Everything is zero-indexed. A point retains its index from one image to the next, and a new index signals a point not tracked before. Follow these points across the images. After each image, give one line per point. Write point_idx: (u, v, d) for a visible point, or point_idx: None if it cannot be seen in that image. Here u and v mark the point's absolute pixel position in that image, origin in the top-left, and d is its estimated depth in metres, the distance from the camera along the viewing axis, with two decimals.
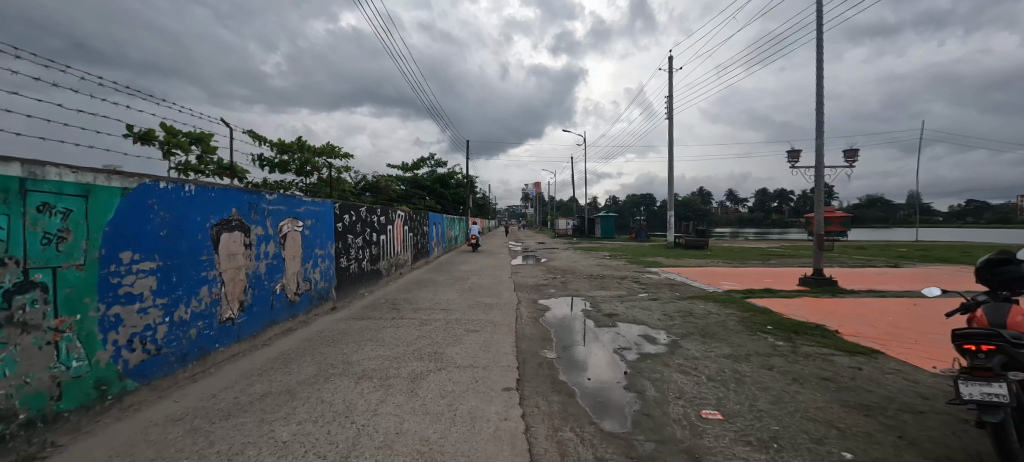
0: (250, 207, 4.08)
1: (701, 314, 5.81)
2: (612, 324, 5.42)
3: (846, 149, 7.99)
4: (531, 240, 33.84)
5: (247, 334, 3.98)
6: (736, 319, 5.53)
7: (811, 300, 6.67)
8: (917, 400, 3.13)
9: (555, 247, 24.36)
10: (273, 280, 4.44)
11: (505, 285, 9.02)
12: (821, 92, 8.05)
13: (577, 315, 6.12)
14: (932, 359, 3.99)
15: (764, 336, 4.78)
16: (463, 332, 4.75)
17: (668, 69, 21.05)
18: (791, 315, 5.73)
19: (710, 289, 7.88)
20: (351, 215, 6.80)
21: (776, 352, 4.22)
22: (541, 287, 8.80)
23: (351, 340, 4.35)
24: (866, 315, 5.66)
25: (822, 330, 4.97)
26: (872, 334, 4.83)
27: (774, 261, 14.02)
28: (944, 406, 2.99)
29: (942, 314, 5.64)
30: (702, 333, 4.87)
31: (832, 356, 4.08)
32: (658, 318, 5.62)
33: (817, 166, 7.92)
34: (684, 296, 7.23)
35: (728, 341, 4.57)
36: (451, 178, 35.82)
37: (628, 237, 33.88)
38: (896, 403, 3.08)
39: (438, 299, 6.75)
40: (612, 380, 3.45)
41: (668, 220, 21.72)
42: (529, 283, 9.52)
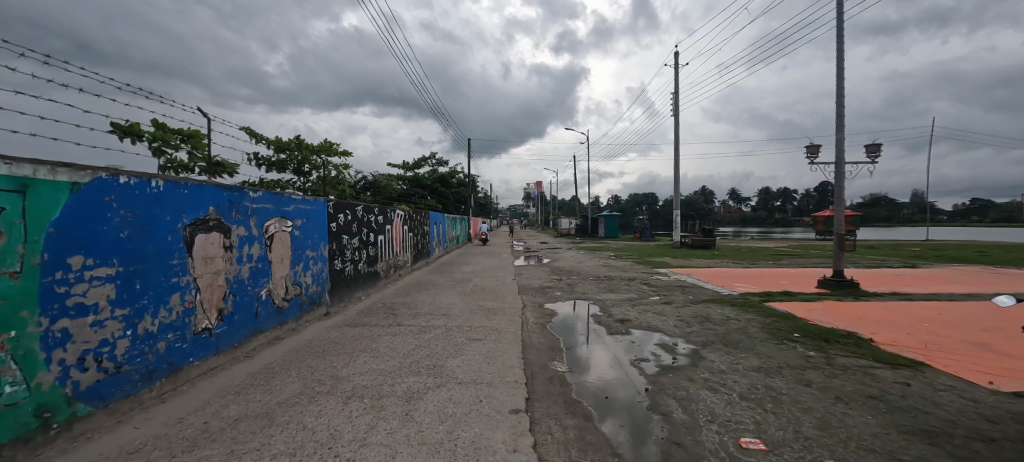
0: (230, 205, 3.72)
1: (720, 320, 5.41)
2: (625, 332, 5.03)
3: (869, 144, 7.56)
4: (534, 240, 33.46)
5: (226, 345, 3.61)
6: (759, 326, 5.13)
7: (835, 303, 6.26)
8: (985, 424, 2.73)
9: (558, 247, 23.97)
10: (257, 285, 4.08)
11: (509, 288, 8.63)
12: (841, 84, 7.64)
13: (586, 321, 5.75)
14: (986, 372, 3.58)
15: (792, 346, 4.39)
16: (465, 342, 4.37)
17: (673, 65, 20.61)
18: (817, 321, 5.32)
19: (725, 291, 7.48)
20: (346, 215, 6.44)
21: (810, 365, 3.81)
22: (547, 289, 8.42)
23: (343, 351, 3.97)
24: (899, 321, 5.25)
25: (855, 338, 4.57)
26: (910, 343, 4.43)
27: (786, 261, 13.57)
28: (1019, 432, 2.59)
29: (981, 321, 5.23)
30: (724, 342, 4.48)
31: (874, 370, 3.68)
32: (674, 325, 5.24)
33: (838, 162, 7.51)
34: (698, 300, 6.84)
35: (754, 351, 4.17)
36: (453, 177, 35.44)
37: (632, 237, 33.41)
38: (963, 428, 2.68)
39: (438, 303, 6.36)
40: (633, 399, 3.08)
41: (674, 219, 21.30)
42: (534, 285, 9.13)
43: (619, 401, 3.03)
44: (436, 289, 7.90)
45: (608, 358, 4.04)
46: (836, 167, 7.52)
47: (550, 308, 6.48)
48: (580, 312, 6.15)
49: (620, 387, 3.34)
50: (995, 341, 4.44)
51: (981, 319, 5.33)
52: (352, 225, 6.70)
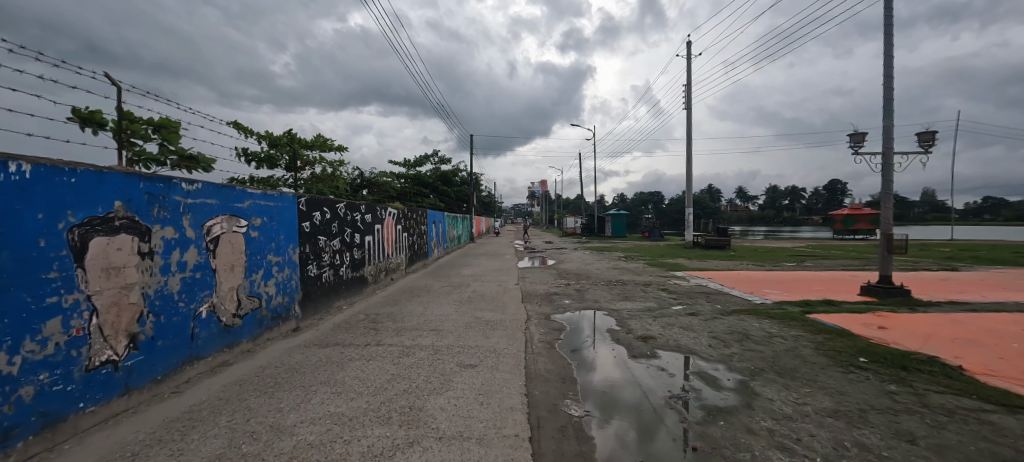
0: (150, 200, 2.91)
1: (762, 339, 4.51)
2: (650, 354, 4.17)
3: (924, 131, 6.58)
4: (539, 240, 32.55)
5: (141, 381, 2.80)
6: (812, 347, 4.23)
7: (892, 316, 5.35)
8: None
9: (564, 247, 23.10)
10: (193, 301, 3.26)
11: (512, 295, 7.78)
12: (889, 64, 6.70)
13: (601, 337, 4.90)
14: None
15: (865, 376, 3.49)
16: (454, 369, 3.52)
17: (686, 55, 19.60)
18: (879, 340, 4.43)
19: (758, 300, 6.56)
20: (323, 212, 5.62)
21: (902, 410, 2.90)
22: (554, 297, 7.56)
23: (298, 384, 3.14)
24: (981, 341, 4.32)
25: (937, 365, 3.67)
26: (1013, 372, 3.52)
27: (810, 263, 12.57)
28: None
29: None
30: (777, 371, 3.58)
31: (989, 416, 2.78)
32: (708, 344, 4.35)
33: (888, 151, 6.55)
34: (729, 311, 5.92)
35: (822, 388, 3.26)
36: (456, 175, 34.67)
37: (640, 237, 32.41)
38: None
39: (428, 317, 5.51)
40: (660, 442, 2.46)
41: (686, 218, 20.34)
42: (539, 291, 8.27)
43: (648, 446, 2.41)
44: (429, 296, 7.05)
45: (611, 356, 4.11)
46: (885, 157, 6.56)
47: (559, 320, 5.60)
48: (593, 326, 5.30)
49: (626, 386, 3.37)
50: None
51: None
52: (331, 224, 5.85)
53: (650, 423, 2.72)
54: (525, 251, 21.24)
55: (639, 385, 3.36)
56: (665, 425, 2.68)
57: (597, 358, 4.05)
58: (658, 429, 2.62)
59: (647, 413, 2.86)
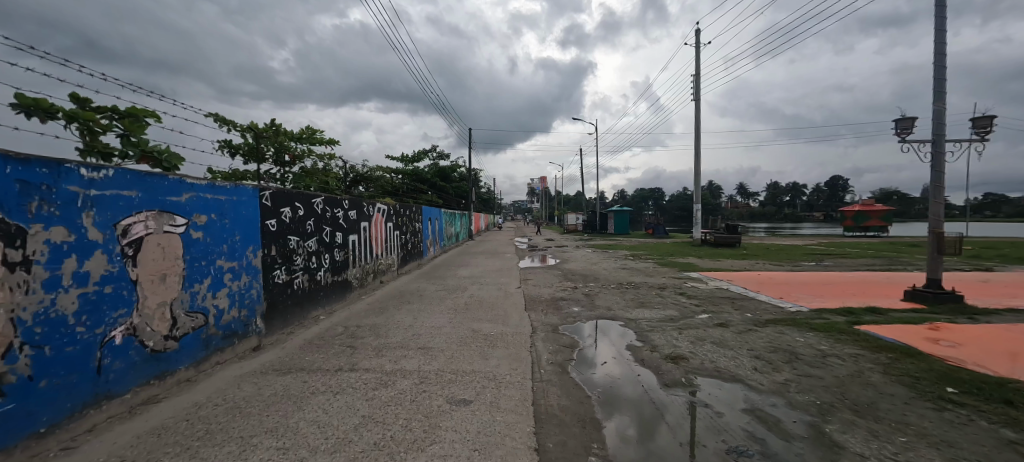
0: (30, 189, 2.12)
1: (816, 361, 3.78)
2: (685, 381, 3.43)
3: (981, 115, 5.77)
4: (540, 237, 31.77)
5: (12, 439, 2.02)
6: (880, 372, 3.49)
7: (955, 328, 4.57)
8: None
9: (566, 245, 22.32)
10: (99, 325, 2.50)
11: (515, 301, 7.06)
12: (941, 40, 5.91)
13: (621, 355, 4.18)
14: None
15: (968, 417, 2.72)
16: (442, 408, 2.76)
17: (696, 44, 18.74)
18: (952, 361, 3.64)
19: (792, 309, 5.85)
20: (296, 209, 4.86)
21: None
22: (560, 304, 6.81)
23: (232, 436, 2.37)
24: None
25: None
26: None
27: (830, 262, 11.79)
28: None
29: None
30: (853, 410, 2.81)
31: None
32: (753, 369, 3.64)
33: (940, 138, 5.76)
34: (763, 323, 5.21)
35: (921, 437, 2.50)
36: (455, 171, 33.88)
37: (644, 234, 31.68)
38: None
39: (419, 334, 4.75)
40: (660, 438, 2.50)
41: (694, 215, 19.58)
42: (544, 297, 7.55)
43: (650, 442, 2.44)
44: (423, 305, 6.31)
45: (613, 353, 4.21)
46: (937, 145, 5.77)
47: (572, 334, 4.88)
48: (609, 342, 4.59)
49: (626, 383, 3.45)
50: None
51: None
52: (306, 222, 5.09)
53: (651, 420, 2.76)
54: (525, 249, 20.45)
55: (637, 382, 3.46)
56: (666, 421, 2.73)
57: (599, 356, 4.12)
58: (658, 425, 2.68)
59: (647, 410, 2.91)
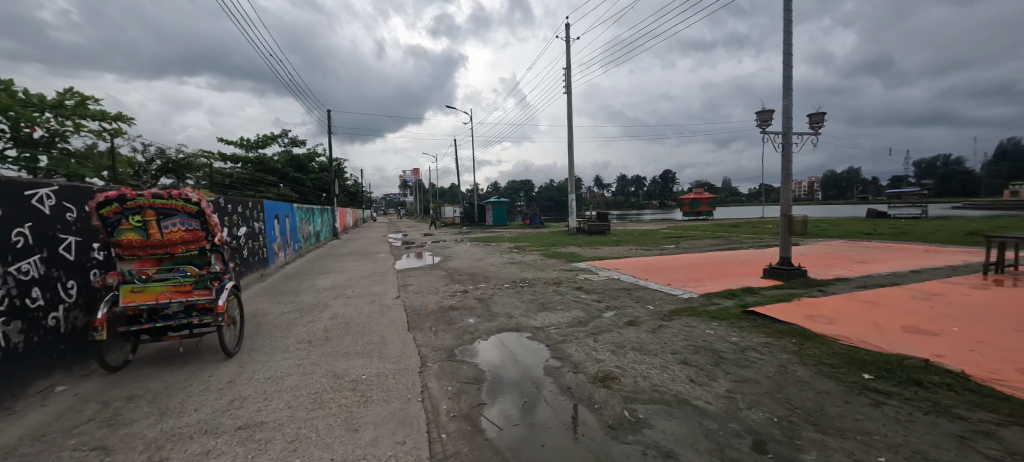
0: None
1: (739, 359, 3.74)
2: (629, 414, 2.95)
3: (813, 112, 6.65)
4: (418, 232, 29.84)
5: None
6: (799, 365, 3.41)
7: (820, 303, 4.99)
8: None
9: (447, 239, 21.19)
10: None
11: (396, 319, 5.65)
12: (787, 41, 6.56)
13: (535, 370, 3.95)
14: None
15: (892, 405, 2.63)
16: None
17: (565, 37, 19.37)
18: (842, 341, 3.76)
19: (685, 296, 6.20)
20: None
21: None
22: (452, 319, 5.71)
23: None
24: (925, 327, 3.87)
25: (941, 374, 2.90)
26: (993, 365, 2.94)
27: (683, 245, 13.43)
28: None
29: (983, 309, 4.30)
30: (813, 427, 2.52)
31: None
32: (690, 381, 3.43)
33: (788, 131, 6.46)
34: (668, 314, 5.40)
35: (888, 450, 2.19)
36: (314, 160, 29.17)
37: (521, 224, 32.48)
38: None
39: (251, 403, 3.25)
40: (545, 419, 2.94)
41: (568, 205, 20.56)
42: (431, 307, 6.29)
43: (533, 420, 2.92)
44: (270, 349, 4.48)
45: (507, 362, 4.15)
46: (786, 138, 6.47)
47: (472, 359, 4.24)
48: (521, 363, 4.12)
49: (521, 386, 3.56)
50: None
51: (993, 311, 4.19)
52: None
53: (532, 398, 3.31)
54: (403, 246, 18.52)
55: (534, 385, 3.58)
56: (545, 397, 3.31)
57: (518, 389, 3.48)
58: (539, 402, 3.23)
59: (528, 389, 3.49)
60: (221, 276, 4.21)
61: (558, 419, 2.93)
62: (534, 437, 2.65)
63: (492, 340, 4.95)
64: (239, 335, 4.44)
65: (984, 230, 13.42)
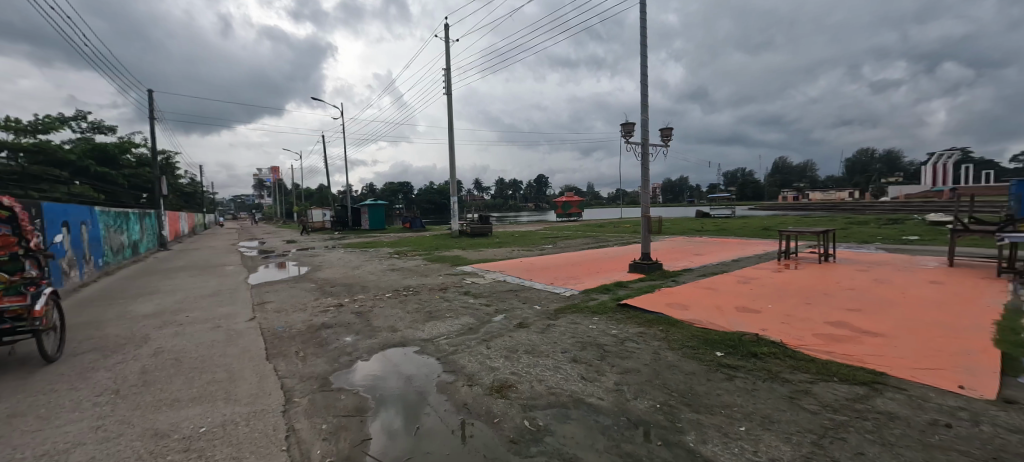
0: None
1: (621, 350, 4.03)
2: (528, 424, 2.85)
3: (663, 128, 7.85)
4: (278, 239, 25.74)
5: None
6: (669, 351, 3.82)
7: (676, 292, 5.82)
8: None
9: (315, 247, 18.73)
10: None
11: (250, 348, 4.65)
12: (643, 66, 7.60)
13: (422, 379, 3.78)
14: (932, 367, 2.75)
15: (741, 378, 3.09)
16: None
17: (445, 38, 19.16)
18: (697, 324, 4.40)
19: (567, 293, 6.56)
20: None
21: (844, 413, 2.35)
22: (325, 341, 4.90)
23: None
24: (750, 306, 4.82)
25: (768, 344, 3.58)
26: (799, 334, 3.74)
27: (559, 244, 14.52)
28: None
29: (780, 288, 5.58)
30: (689, 407, 2.78)
31: (876, 386, 2.58)
32: (582, 378, 3.53)
33: (645, 143, 7.46)
34: (554, 313, 5.61)
35: (745, 417, 2.52)
36: (122, 149, 22.60)
37: (402, 228, 30.89)
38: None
39: None
40: (429, 425, 2.89)
41: (452, 208, 20.34)
42: (300, 327, 5.49)
43: (416, 427, 2.86)
44: (45, 410, 3.08)
45: (394, 381, 3.75)
46: (644, 149, 7.46)
47: (351, 386, 3.63)
48: (410, 379, 3.79)
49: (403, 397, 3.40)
50: (845, 317, 4.11)
51: (786, 290, 5.48)
52: None
53: (415, 405, 3.23)
54: (257, 256, 15.64)
55: (424, 404, 3.24)
56: (427, 403, 3.25)
57: (408, 412, 3.11)
58: (423, 409, 3.16)
59: (412, 397, 3.38)
60: (37, 282, 3.96)
61: (444, 425, 2.89)
62: (420, 446, 2.59)
63: (379, 356, 4.49)
64: (59, 341, 4.27)
65: (762, 226, 18.00)
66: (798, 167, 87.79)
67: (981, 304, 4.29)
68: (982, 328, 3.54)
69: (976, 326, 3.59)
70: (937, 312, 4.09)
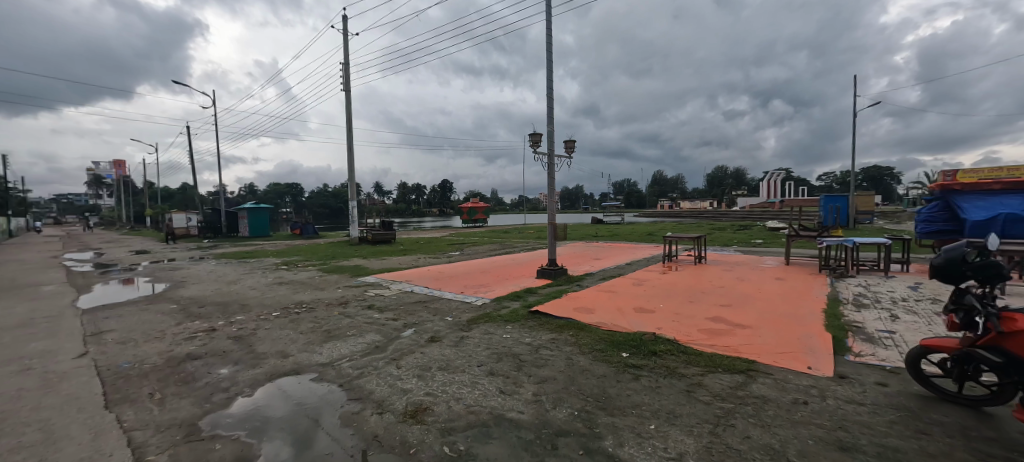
0: None
1: (537, 359, 4.08)
2: (446, 449, 2.66)
3: (567, 141, 8.36)
4: (117, 249, 20.68)
5: None
6: (581, 355, 3.98)
7: (581, 296, 6.18)
8: (975, 422, 2.28)
9: (173, 258, 15.50)
10: None
11: (76, 396, 3.59)
12: (550, 80, 8.00)
13: (320, 403, 3.45)
14: (788, 353, 3.40)
15: (645, 376, 3.34)
16: None
17: (343, 30, 17.74)
18: (604, 327, 4.70)
19: (478, 302, 6.47)
20: None
21: (730, 400, 2.70)
22: (190, 378, 4.01)
23: None
24: (645, 307, 5.33)
25: (665, 342, 3.97)
26: (688, 331, 4.24)
27: (468, 251, 14.43)
28: (941, 412, 2.40)
29: (668, 289, 6.31)
30: (604, 410, 2.89)
31: (752, 374, 3.04)
32: (500, 393, 3.44)
33: (551, 154, 7.84)
34: (467, 324, 5.47)
35: (653, 415, 2.70)
36: None
37: (290, 235, 27.52)
38: (994, 443, 2.06)
39: None
40: (321, 450, 2.69)
41: (351, 212, 18.77)
42: (153, 363, 4.47)
43: (307, 454, 2.65)
44: None
45: (284, 414, 3.27)
46: (551, 159, 7.83)
47: (228, 431, 2.98)
48: (305, 408, 3.35)
49: (293, 423, 3.10)
50: (720, 312, 4.81)
51: (672, 290, 6.21)
52: None
53: (307, 433, 2.95)
54: (84, 272, 12.29)
55: (325, 439, 2.85)
56: (322, 428, 3.00)
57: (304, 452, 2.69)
58: (316, 434, 2.92)
59: (303, 422, 3.10)
60: None
61: (343, 450, 2.68)
62: None
63: (268, 385, 3.89)
64: None
65: (646, 232, 20.34)
66: (672, 180, 102.27)
67: (809, 296, 5.42)
68: (813, 316, 4.46)
69: (809, 314, 4.51)
70: (782, 304, 5.04)
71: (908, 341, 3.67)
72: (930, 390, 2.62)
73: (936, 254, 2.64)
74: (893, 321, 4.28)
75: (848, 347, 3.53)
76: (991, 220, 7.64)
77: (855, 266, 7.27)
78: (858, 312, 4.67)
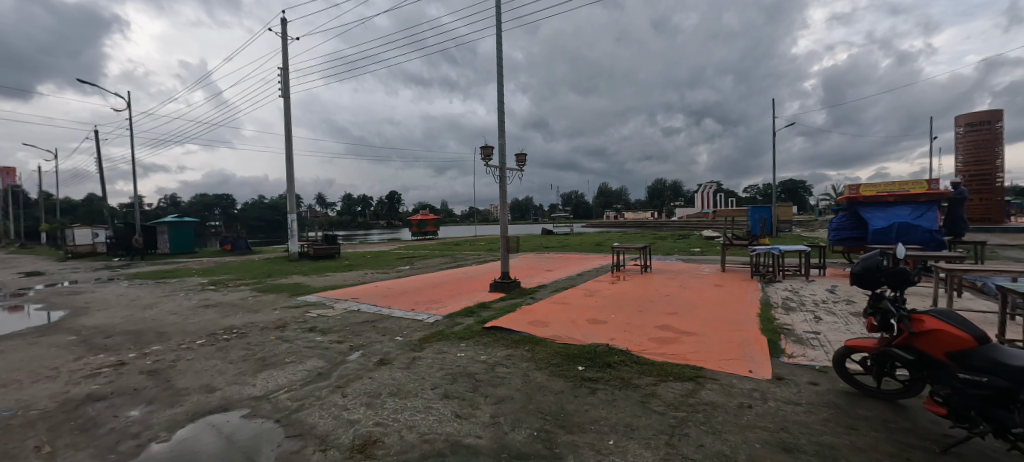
0: None
1: (492, 378, 3.96)
2: None
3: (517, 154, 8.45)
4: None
5: None
6: (538, 371, 3.94)
7: (536, 309, 6.17)
8: (893, 415, 2.54)
9: (68, 281, 13.28)
10: None
11: None
12: (503, 93, 8.08)
13: (254, 439, 3.08)
14: (732, 358, 3.61)
15: (603, 388, 3.37)
16: None
17: (283, 35, 16.78)
18: (559, 340, 4.71)
19: (430, 320, 6.22)
20: None
21: (683, 409, 2.78)
22: (89, 425, 3.40)
23: None
24: (599, 317, 5.43)
25: (618, 353, 4.04)
26: (643, 340, 4.35)
27: (420, 265, 13.96)
28: (864, 406, 2.66)
29: (620, 299, 6.48)
30: (564, 428, 2.85)
31: (704, 382, 3.17)
32: (456, 417, 3.28)
33: (503, 167, 7.85)
34: (419, 344, 5.21)
35: (611, 428, 2.71)
36: None
37: (220, 252, 24.99)
38: (910, 432, 2.30)
39: None
40: None
41: (290, 226, 17.47)
42: (43, 408, 3.74)
43: None
44: None
45: (211, 453, 2.88)
46: (503, 172, 7.84)
47: None
48: (238, 445, 2.98)
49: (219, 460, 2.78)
50: (668, 321, 5.01)
51: (622, 300, 6.40)
52: None
53: None
54: None
55: None
56: None
57: None
58: None
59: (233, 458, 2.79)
60: None
61: None
62: None
63: (194, 424, 3.41)
64: None
65: (595, 242, 21.04)
66: (617, 191, 107.42)
67: (745, 302, 5.84)
68: (750, 321, 4.79)
69: (746, 320, 4.84)
70: (721, 310, 5.37)
71: (832, 341, 4.04)
72: (854, 385, 2.91)
73: (856, 263, 2.94)
74: (817, 322, 4.71)
75: (783, 350, 3.81)
76: (888, 228, 8.87)
77: (781, 271, 8.00)
78: (788, 315, 5.09)
